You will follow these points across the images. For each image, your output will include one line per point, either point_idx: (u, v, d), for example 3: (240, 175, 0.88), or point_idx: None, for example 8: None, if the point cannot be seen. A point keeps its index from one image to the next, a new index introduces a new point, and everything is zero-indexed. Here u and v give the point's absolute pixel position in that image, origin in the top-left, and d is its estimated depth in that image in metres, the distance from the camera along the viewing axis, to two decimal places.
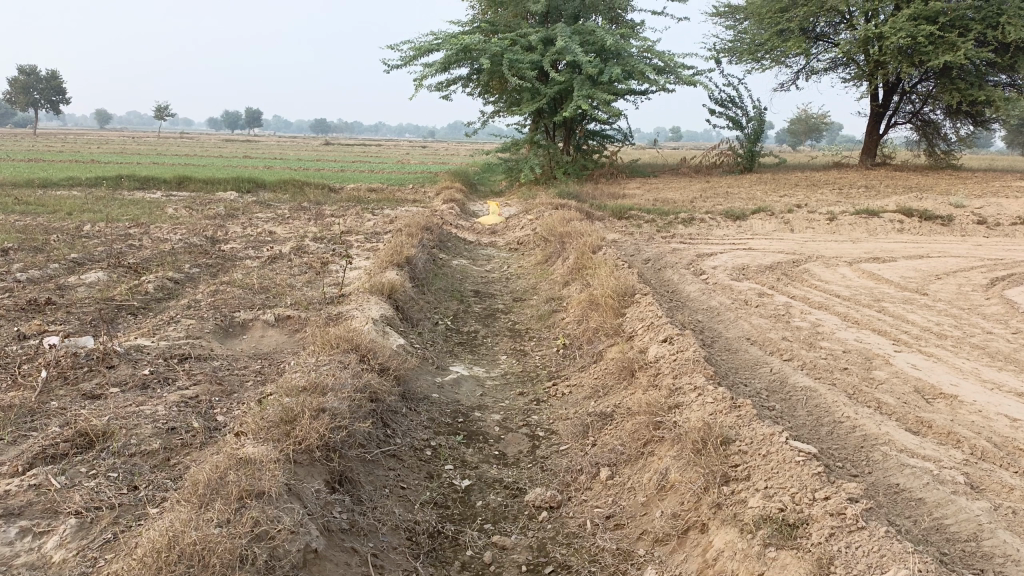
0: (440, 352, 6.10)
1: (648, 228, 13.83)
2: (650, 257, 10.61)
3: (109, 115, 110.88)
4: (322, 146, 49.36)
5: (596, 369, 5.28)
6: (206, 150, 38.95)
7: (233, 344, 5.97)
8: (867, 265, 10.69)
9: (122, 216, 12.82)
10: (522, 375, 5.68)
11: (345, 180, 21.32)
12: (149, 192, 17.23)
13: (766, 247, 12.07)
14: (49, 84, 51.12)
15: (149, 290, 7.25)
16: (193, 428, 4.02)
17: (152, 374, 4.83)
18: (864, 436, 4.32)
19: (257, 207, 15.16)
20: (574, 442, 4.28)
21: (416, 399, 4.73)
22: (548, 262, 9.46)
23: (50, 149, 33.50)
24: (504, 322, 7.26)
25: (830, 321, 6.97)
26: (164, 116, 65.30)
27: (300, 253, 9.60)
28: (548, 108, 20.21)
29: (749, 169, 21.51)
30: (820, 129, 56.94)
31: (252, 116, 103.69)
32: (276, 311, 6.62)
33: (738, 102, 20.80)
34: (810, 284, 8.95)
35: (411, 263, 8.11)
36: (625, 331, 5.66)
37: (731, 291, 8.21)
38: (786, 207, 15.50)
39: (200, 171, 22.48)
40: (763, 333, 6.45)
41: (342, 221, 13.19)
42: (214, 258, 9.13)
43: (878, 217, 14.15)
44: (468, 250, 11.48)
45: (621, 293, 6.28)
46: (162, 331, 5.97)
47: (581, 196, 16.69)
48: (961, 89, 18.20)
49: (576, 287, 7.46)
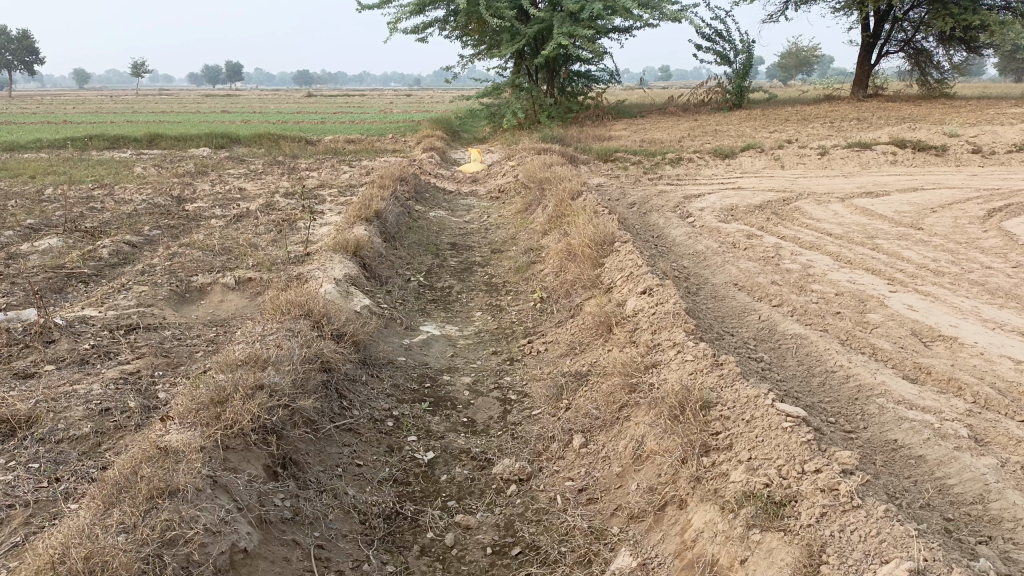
0: (411, 311, 5.75)
1: (634, 170, 13.40)
2: (636, 200, 10.21)
3: (86, 75, 108.25)
4: (304, 98, 48.23)
5: (573, 324, 4.94)
6: (183, 106, 37.96)
7: (188, 311, 5.60)
8: (860, 200, 10.31)
9: (87, 177, 12.29)
10: (497, 332, 5.34)
11: (324, 133, 20.67)
12: (119, 152, 16.61)
13: (756, 186, 11.66)
14: (20, 43, 49.43)
15: (104, 256, 6.84)
16: (129, 408, 3.69)
17: (93, 349, 4.47)
18: (859, 388, 4.01)
19: (230, 163, 14.62)
20: (547, 406, 3.95)
21: (378, 366, 4.39)
22: (528, 210, 9.08)
23: (23, 111, 32.48)
24: (480, 276, 6.90)
25: (822, 262, 6.62)
26: (141, 72, 63.45)
27: (269, 210, 9.18)
28: (529, 49, 19.51)
29: (738, 105, 20.89)
30: (810, 62, 55.96)
31: (231, 70, 101.27)
32: (236, 273, 6.25)
33: (726, 35, 20.07)
34: (801, 224, 8.58)
35: (382, 217, 7.69)
36: (603, 283, 5.30)
37: (718, 234, 7.85)
38: (776, 143, 15.04)
39: (173, 128, 21.72)
40: (752, 277, 6.12)
41: (317, 175, 12.67)
42: (178, 219, 8.68)
43: (871, 149, 13.72)
44: (447, 200, 11.05)
45: (600, 240, 5.89)
46: (112, 299, 5.58)
47: (566, 140, 16.18)
48: (955, 14, 17.57)
49: (555, 236, 7.09)
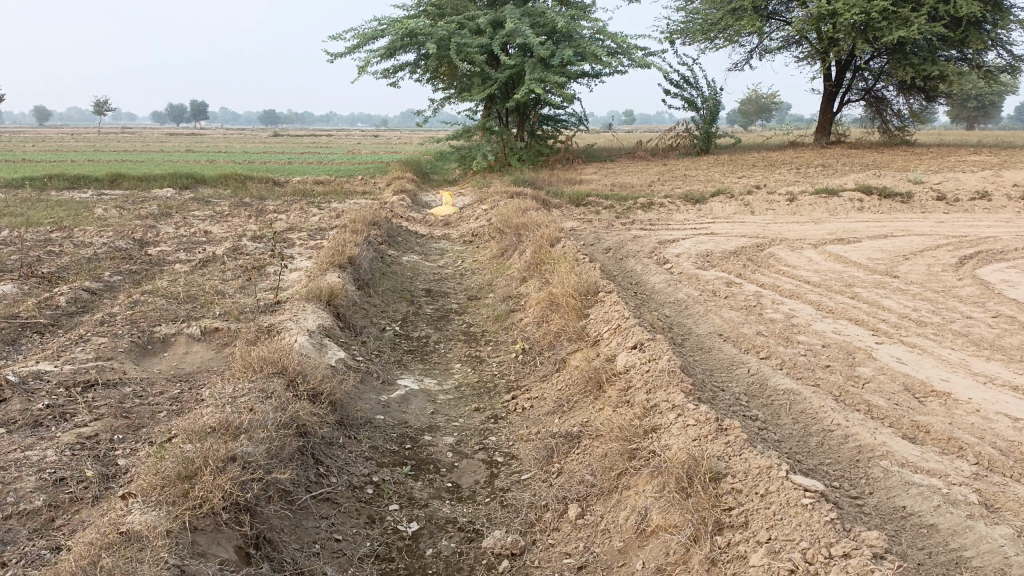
0: (387, 364, 5.51)
1: (607, 214, 13.38)
2: (611, 246, 10.13)
3: (46, 112, 106.74)
4: (271, 138, 48.00)
5: (559, 379, 4.75)
6: (145, 145, 37.42)
7: (151, 364, 5.29)
8: (832, 246, 10.36)
9: (44, 219, 11.87)
10: (478, 386, 5.12)
11: (291, 174, 20.41)
12: (79, 192, 16.17)
13: (728, 231, 11.69)
14: None
15: (61, 304, 6.50)
16: (86, 477, 3.39)
17: (47, 408, 4.15)
18: (859, 449, 3.88)
19: (195, 204, 14.29)
20: (537, 470, 3.73)
21: (356, 426, 4.14)
22: (503, 255, 8.93)
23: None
24: (457, 324, 6.70)
25: (804, 311, 6.55)
26: (103, 110, 62.65)
27: (237, 254, 8.90)
28: (500, 93, 19.61)
29: (706, 150, 21.16)
30: (770, 109, 57.45)
31: (196, 109, 100.59)
32: (202, 323, 5.95)
33: (693, 82, 20.40)
34: (778, 270, 8.55)
35: (355, 263, 7.47)
36: (589, 335, 5.13)
37: (698, 281, 7.77)
38: (745, 188, 15.19)
39: (136, 168, 21.28)
40: (736, 328, 6.00)
41: (285, 217, 12.42)
42: (140, 264, 8.36)
43: (838, 195, 13.90)
44: (419, 244, 10.86)
45: (583, 291, 5.74)
46: (69, 352, 5.26)
47: (537, 183, 16.17)
48: (914, 64, 18.11)
49: (534, 284, 6.93)
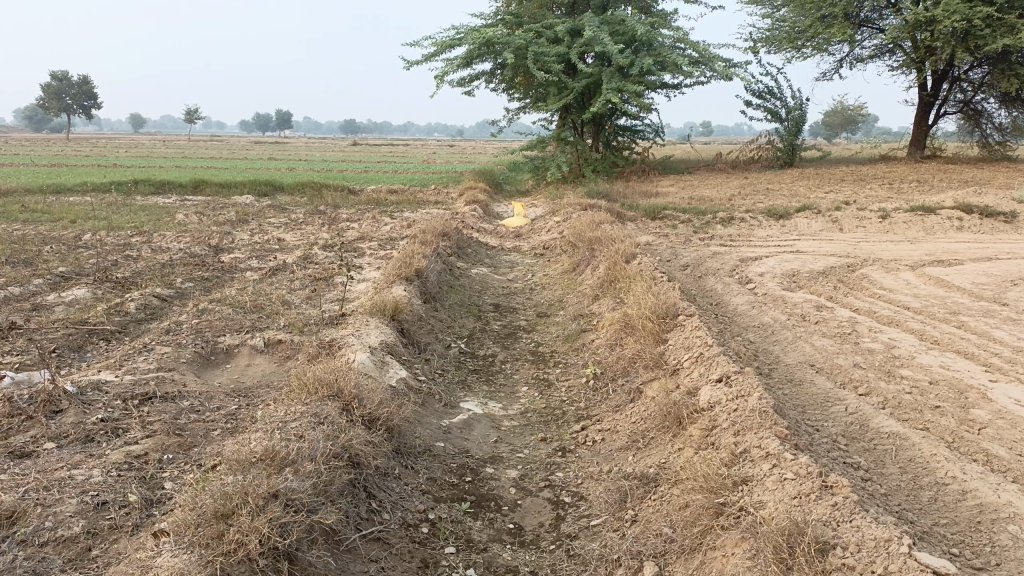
0: (450, 384, 5.24)
1: (684, 229, 12.86)
2: (689, 262, 9.65)
3: (141, 120, 112.08)
4: (350, 147, 48.95)
5: (634, 411, 4.38)
6: (231, 152, 38.62)
7: (211, 376, 5.17)
8: (931, 269, 9.61)
9: (126, 223, 12.14)
10: (545, 413, 4.79)
11: (366, 182, 20.56)
12: (163, 197, 16.64)
13: (815, 250, 11.03)
14: (80, 89, 51.08)
15: (130, 310, 6.49)
16: (129, 502, 3.22)
17: (101, 423, 4.04)
18: (980, 509, 3.37)
19: (271, 211, 14.45)
20: (608, 516, 3.37)
21: (413, 455, 3.86)
22: (576, 270, 8.59)
23: (78, 153, 33.14)
24: (525, 343, 6.38)
25: (906, 341, 5.98)
26: (194, 118, 65.12)
27: (306, 263, 8.83)
28: (576, 103, 19.29)
29: (790, 164, 20.31)
30: (857, 121, 55.25)
31: (280, 118, 103.74)
32: (265, 334, 5.82)
33: (777, 93, 19.62)
34: (873, 294, 7.93)
35: (422, 276, 7.24)
36: (668, 363, 4.73)
37: (784, 304, 7.24)
38: (833, 204, 14.41)
39: (219, 174, 21.86)
40: (829, 359, 5.50)
41: (357, 226, 12.37)
42: (211, 271, 8.37)
43: (935, 213, 13.00)
44: (489, 256, 10.62)
45: (661, 313, 5.33)
46: (131, 362, 5.18)
47: (611, 195, 15.76)
48: (1020, 75, 16.90)
49: (608, 303, 6.56)
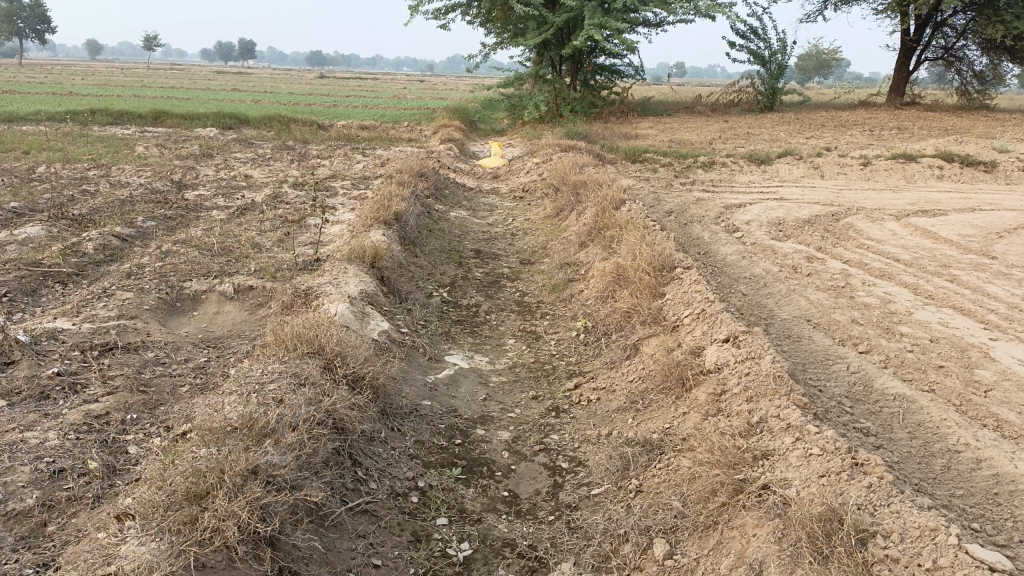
0: (434, 337, 4.96)
1: (665, 173, 12.59)
2: (673, 209, 9.39)
3: (97, 46, 107.45)
4: (317, 80, 47.40)
5: (632, 369, 4.16)
6: (194, 82, 37.13)
7: (177, 325, 4.83)
8: (916, 219, 9.47)
9: (83, 155, 11.49)
10: (534, 369, 4.56)
11: (336, 117, 19.82)
12: (122, 128, 15.84)
13: (799, 197, 10.83)
14: (32, 11, 48.47)
15: (88, 251, 6.07)
16: (88, 470, 2.92)
17: (57, 378, 3.70)
18: (996, 479, 3.22)
19: (237, 146, 13.82)
20: (611, 485, 3.16)
21: (400, 416, 3.60)
22: (559, 215, 8.30)
23: (31, 80, 31.57)
24: (510, 292, 6.11)
25: (901, 296, 5.82)
26: (153, 46, 62.37)
27: (276, 203, 8.40)
28: (555, 39, 18.65)
29: (770, 108, 19.97)
30: (832, 65, 54.88)
31: (244, 49, 100.11)
32: (235, 280, 5.47)
33: (761, 34, 19.14)
34: (861, 245, 7.76)
35: (401, 220, 6.88)
36: (666, 319, 4.49)
37: (774, 254, 7.04)
38: (814, 150, 14.19)
39: (180, 106, 20.91)
40: (826, 314, 5.32)
41: (328, 164, 11.86)
42: (175, 210, 7.91)
43: (916, 161, 12.85)
44: (467, 198, 10.25)
45: (658, 266, 5.08)
46: (89, 308, 4.81)
47: (591, 136, 15.37)
48: (1006, 22, 16.64)
49: (597, 251, 6.29)
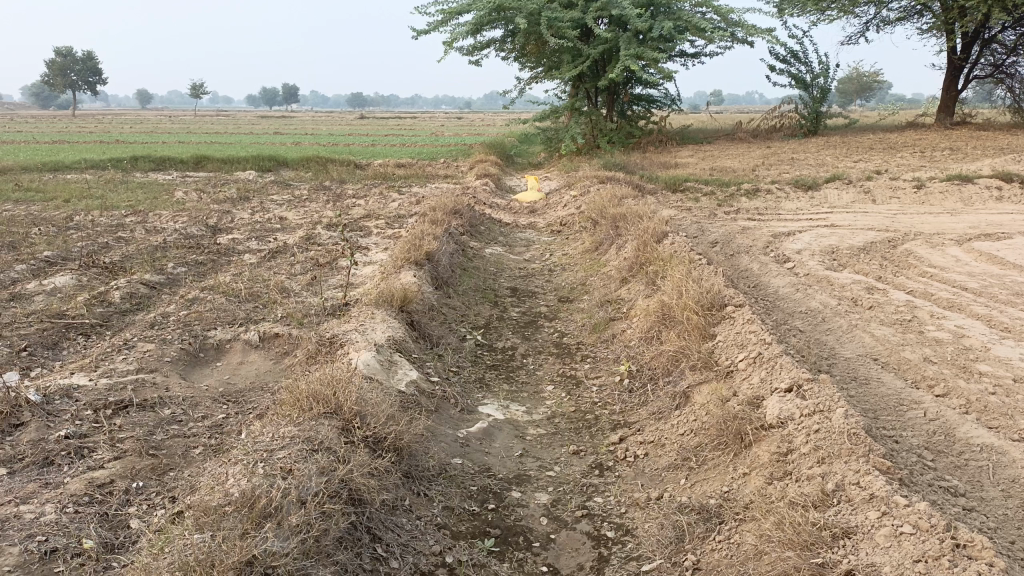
0: (467, 386, 4.64)
1: (707, 202, 12.19)
2: (718, 239, 9.00)
3: (149, 96, 111.50)
4: (357, 120, 48.13)
5: (683, 420, 3.78)
6: (237, 127, 37.92)
7: (198, 377, 4.60)
8: (979, 243, 8.90)
9: (122, 202, 11.58)
10: (575, 419, 4.21)
11: (374, 156, 19.86)
12: (164, 173, 16.05)
13: (850, 223, 10.33)
14: (86, 64, 50.34)
15: (115, 300, 5.91)
16: (83, 551, 2.66)
17: (65, 441, 3.47)
18: None
19: (275, 188, 13.84)
20: (663, 561, 2.78)
21: (427, 479, 3.26)
22: (598, 249, 7.97)
23: (83, 130, 32.54)
24: (548, 333, 5.77)
25: (975, 330, 5.33)
26: (200, 93, 64.30)
27: (309, 245, 8.24)
28: (590, 71, 18.50)
29: (813, 132, 19.44)
30: (873, 87, 53.90)
31: (288, 92, 102.63)
32: (260, 328, 5.24)
33: (802, 57, 18.72)
34: (923, 274, 7.26)
35: (433, 259, 6.63)
36: (718, 363, 4.11)
37: (830, 285, 6.60)
38: (863, 174, 13.65)
39: (221, 150, 21.20)
40: (894, 352, 4.87)
41: (364, 203, 11.74)
42: (207, 254, 7.79)
43: (973, 182, 12.24)
44: (504, 233, 10.00)
45: (706, 304, 4.70)
46: (108, 362, 4.61)
47: (630, 167, 15.05)
48: None
49: (639, 287, 5.93)
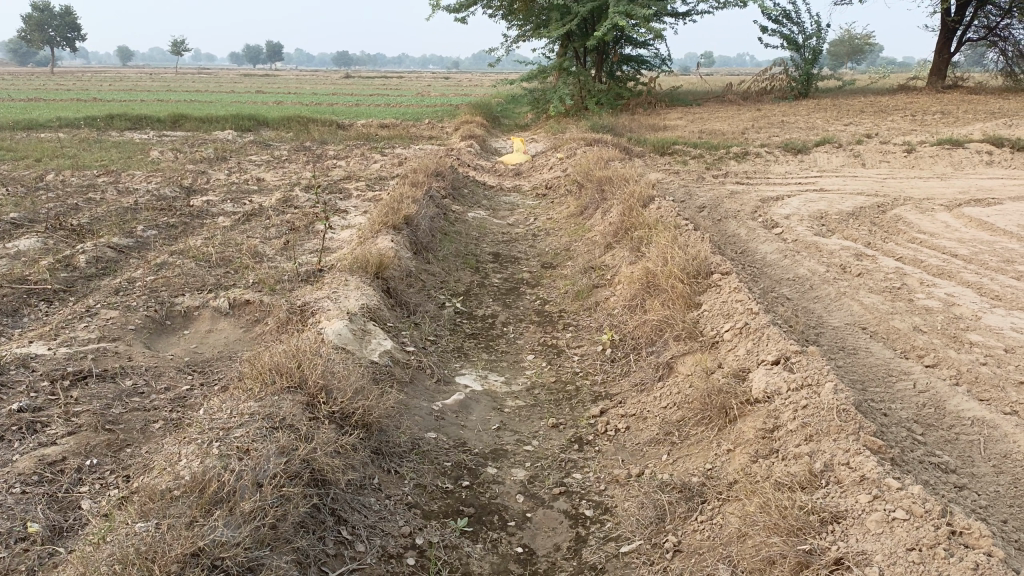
0: (445, 355, 4.48)
1: (695, 165, 12.00)
2: (706, 204, 8.83)
3: (129, 53, 109.07)
4: (343, 80, 47.25)
5: (665, 393, 3.64)
6: (219, 86, 37.07)
7: (164, 346, 4.41)
8: (969, 209, 8.78)
9: (95, 162, 11.23)
10: (555, 390, 4.06)
11: (357, 116, 19.45)
12: (140, 133, 15.62)
13: (840, 188, 10.17)
14: (63, 20, 48.98)
15: (80, 264, 5.69)
16: (27, 535, 2.51)
17: (16, 415, 3.29)
18: None
19: (254, 148, 13.49)
20: (643, 542, 2.66)
21: (398, 455, 3.11)
22: (583, 213, 7.79)
23: (60, 88, 31.71)
24: (530, 300, 5.61)
25: (965, 298, 5.21)
26: (181, 51, 62.86)
27: (286, 207, 8.00)
28: (579, 30, 18.09)
29: (804, 94, 19.17)
30: (864, 50, 53.43)
31: (271, 50, 100.65)
32: (231, 294, 5.04)
33: (794, 18, 18.37)
34: (913, 240, 7.13)
35: (412, 224, 6.42)
36: (703, 334, 3.97)
37: (819, 252, 6.46)
38: (854, 137, 13.46)
39: (201, 109, 20.71)
40: (884, 321, 4.74)
41: (345, 165, 11.45)
42: (180, 217, 7.54)
43: (963, 147, 12.09)
44: (488, 197, 9.78)
45: (692, 272, 4.55)
46: (69, 330, 4.41)
47: (618, 129, 14.78)
48: None
49: (624, 254, 5.77)
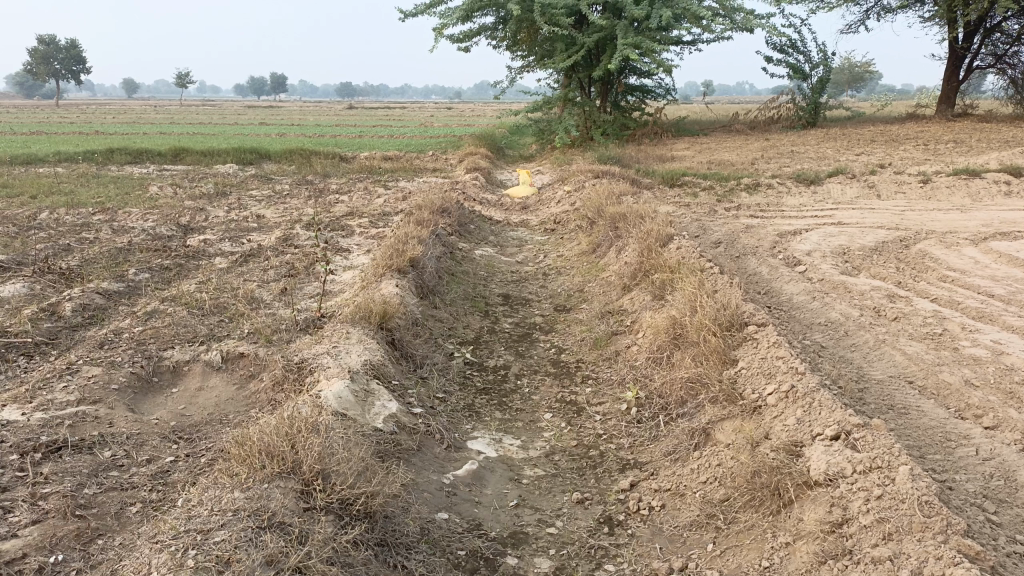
0: (455, 415, 4.11)
1: (706, 197, 11.69)
2: (722, 239, 8.48)
3: (134, 85, 109.94)
4: (347, 111, 47.27)
5: (705, 464, 3.28)
6: (224, 118, 37.03)
7: (149, 408, 4.04)
8: (997, 243, 8.41)
9: (91, 198, 10.93)
10: (579, 456, 3.69)
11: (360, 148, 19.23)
12: (140, 167, 15.36)
13: (858, 221, 9.83)
14: (69, 53, 49.16)
15: (65, 314, 5.33)
16: None
17: None
18: None
19: (255, 183, 13.20)
20: None
21: (404, 546, 2.72)
22: (596, 251, 7.45)
23: (65, 121, 31.60)
24: (545, 347, 5.25)
25: (1014, 345, 4.83)
26: (186, 83, 63.24)
27: (286, 247, 7.67)
28: (583, 61, 17.94)
29: (812, 123, 18.92)
30: (866, 77, 53.50)
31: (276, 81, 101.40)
32: (223, 346, 4.68)
33: (800, 47, 18.20)
34: (944, 278, 6.76)
35: (418, 266, 6.08)
36: (742, 395, 3.60)
37: (848, 292, 6.09)
38: (867, 167, 13.15)
39: (203, 142, 20.53)
40: (932, 373, 4.36)
41: (347, 200, 11.16)
42: (174, 258, 7.21)
43: (981, 176, 11.74)
44: (495, 232, 9.46)
45: (724, 323, 4.19)
46: (46, 390, 4.04)
47: (625, 160, 14.51)
48: None
49: (644, 298, 5.41)
